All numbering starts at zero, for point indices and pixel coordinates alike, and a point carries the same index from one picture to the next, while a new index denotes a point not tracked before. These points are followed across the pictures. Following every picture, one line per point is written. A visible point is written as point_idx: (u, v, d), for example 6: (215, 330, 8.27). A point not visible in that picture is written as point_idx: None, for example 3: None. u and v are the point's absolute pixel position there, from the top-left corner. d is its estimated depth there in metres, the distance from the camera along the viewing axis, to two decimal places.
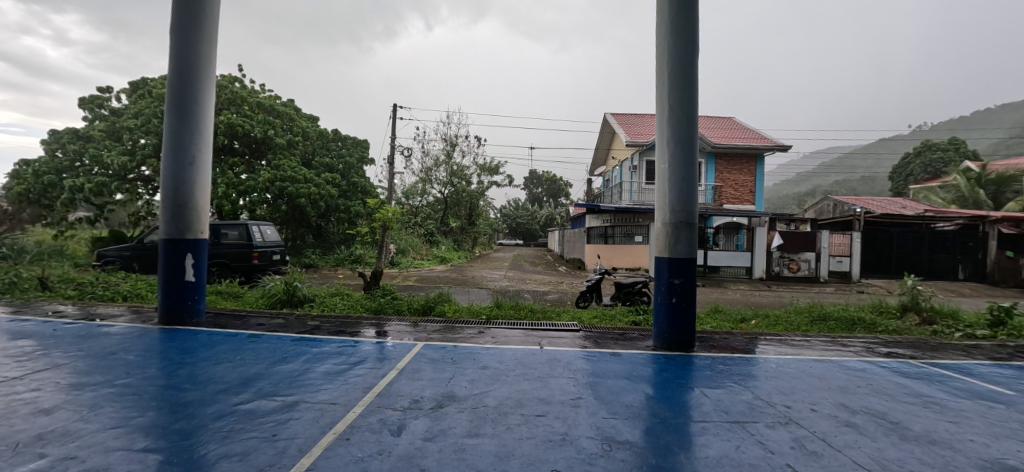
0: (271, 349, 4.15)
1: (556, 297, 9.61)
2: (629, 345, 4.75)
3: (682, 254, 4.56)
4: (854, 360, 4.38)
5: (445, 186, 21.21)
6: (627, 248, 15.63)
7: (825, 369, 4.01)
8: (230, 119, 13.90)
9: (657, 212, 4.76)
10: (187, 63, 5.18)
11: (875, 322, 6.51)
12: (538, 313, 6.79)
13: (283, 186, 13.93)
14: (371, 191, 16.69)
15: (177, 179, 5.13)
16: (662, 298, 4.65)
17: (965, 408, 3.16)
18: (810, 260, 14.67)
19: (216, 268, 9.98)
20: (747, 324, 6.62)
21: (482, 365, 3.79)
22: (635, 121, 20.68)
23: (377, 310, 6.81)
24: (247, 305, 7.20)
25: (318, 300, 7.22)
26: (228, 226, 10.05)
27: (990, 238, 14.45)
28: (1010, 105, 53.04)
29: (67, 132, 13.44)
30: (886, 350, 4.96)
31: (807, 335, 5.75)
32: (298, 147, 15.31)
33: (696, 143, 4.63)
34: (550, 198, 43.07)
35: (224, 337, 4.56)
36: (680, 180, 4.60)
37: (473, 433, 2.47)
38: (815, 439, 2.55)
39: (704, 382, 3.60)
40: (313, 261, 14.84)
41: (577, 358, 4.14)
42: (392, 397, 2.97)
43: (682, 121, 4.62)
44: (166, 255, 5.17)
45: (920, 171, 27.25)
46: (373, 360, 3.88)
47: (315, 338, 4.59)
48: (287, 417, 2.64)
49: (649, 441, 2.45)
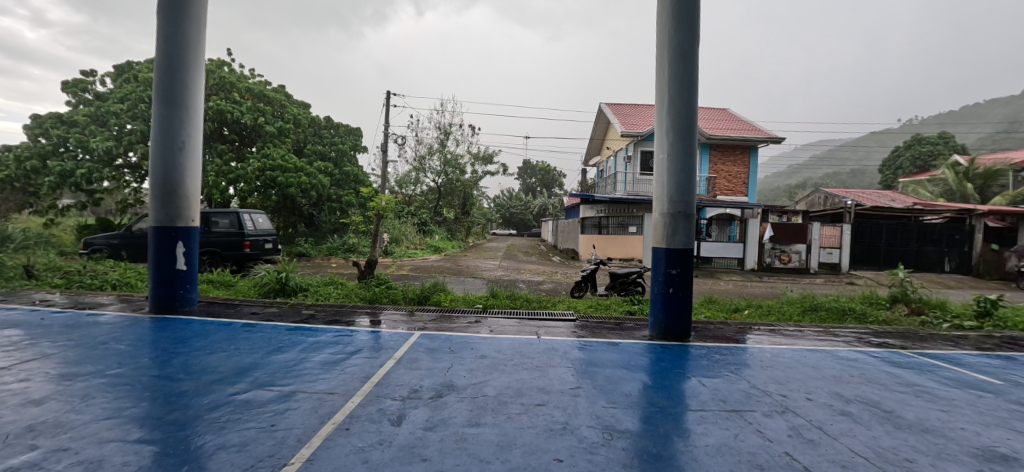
0: (265, 338, 4.10)
1: (551, 288, 9.62)
2: (626, 335, 4.76)
3: (679, 244, 4.56)
4: (846, 350, 4.44)
5: (439, 175, 20.98)
6: (620, 239, 15.59)
7: (820, 359, 4.04)
8: (218, 105, 13.66)
9: (655, 202, 4.74)
10: (175, 47, 5.02)
11: (865, 312, 6.62)
12: (534, 302, 6.79)
13: (273, 175, 13.74)
14: (364, 180, 16.54)
15: (166, 165, 4.99)
16: (658, 288, 4.66)
17: (955, 397, 3.22)
18: (801, 251, 14.97)
19: (207, 257, 9.82)
20: (740, 314, 6.71)
21: (480, 354, 3.77)
22: (630, 112, 20.62)
23: (372, 300, 6.78)
24: (239, 294, 7.14)
25: (311, 290, 7.16)
26: (219, 214, 9.90)
27: (976, 231, 14.67)
28: (998, 102, 53.96)
29: (49, 116, 13.02)
30: (877, 340, 5.04)
31: (800, 325, 5.82)
32: (290, 135, 15.03)
33: (695, 134, 4.59)
34: (543, 188, 42.88)
35: (217, 327, 4.49)
36: (679, 170, 4.58)
37: (474, 422, 2.46)
38: (812, 427, 2.57)
39: (701, 372, 3.62)
40: (306, 250, 14.69)
41: (574, 347, 4.14)
42: (390, 387, 2.95)
43: (683, 112, 4.58)
44: (155, 242, 5.04)
45: (908, 165, 27.66)
46: (369, 350, 3.85)
47: (309, 328, 4.53)
48: (284, 407, 2.61)
49: (648, 430, 2.46)
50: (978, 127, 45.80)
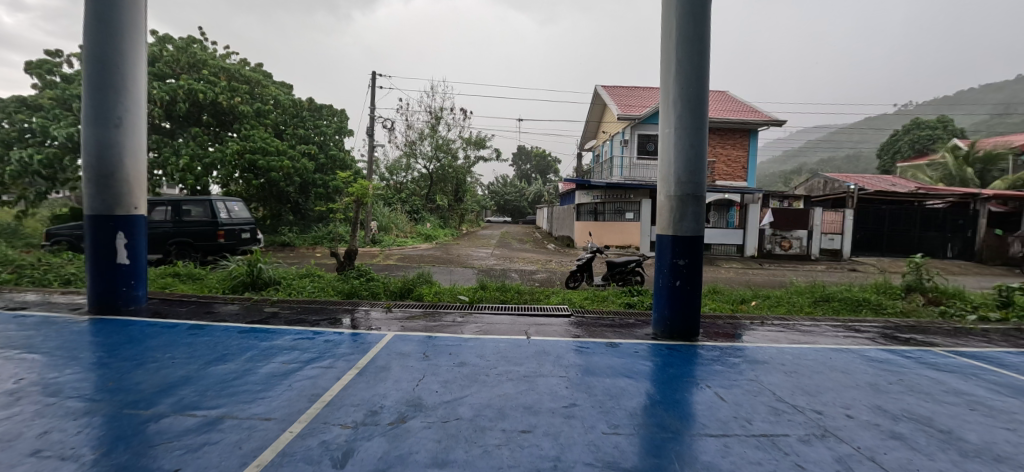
0: (211, 344, 3.52)
1: (545, 278, 9.09)
2: (626, 333, 4.23)
3: (687, 231, 4.01)
4: (873, 349, 3.95)
5: (430, 160, 20.18)
6: (617, 226, 15.07)
7: (848, 361, 3.56)
8: (191, 85, 12.87)
9: (660, 183, 4.18)
10: (105, 5, 4.34)
11: (882, 303, 6.15)
12: (526, 295, 6.24)
13: (253, 158, 13.06)
14: (351, 165, 15.82)
15: (101, 144, 4.35)
16: (664, 281, 4.12)
17: (1016, 410, 2.73)
18: (802, 238, 14.57)
19: (177, 247, 9.16)
20: (747, 306, 6.23)
21: (459, 361, 3.24)
22: (627, 94, 19.91)
23: (350, 294, 6.19)
24: (205, 289, 6.56)
25: (284, 283, 6.60)
26: (191, 202, 9.24)
27: (980, 215, 14.35)
28: (993, 86, 53.64)
29: (12, 100, 12.20)
30: (903, 336, 4.55)
31: (815, 318, 5.32)
32: (269, 116, 14.27)
33: (707, 106, 4.02)
34: (538, 175, 42.19)
35: (160, 329, 3.92)
36: (688, 146, 4.00)
37: (440, 461, 1.93)
38: (863, 459, 2.07)
39: (715, 379, 3.11)
40: (290, 240, 14.04)
41: (569, 350, 3.60)
42: (344, 409, 2.40)
43: (693, 79, 3.99)
44: (93, 233, 4.41)
45: (907, 149, 27.25)
46: (330, 356, 3.29)
47: (267, 329, 3.95)
48: (201, 442, 2.06)
49: (661, 468, 1.94)
50: (975, 110, 45.43)
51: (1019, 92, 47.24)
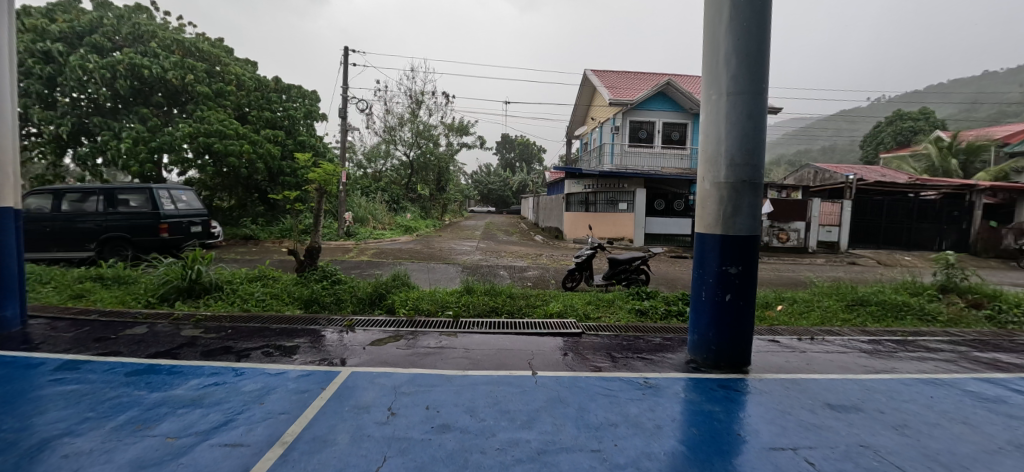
0: (73, 400, 2.40)
1: (537, 277, 8.11)
2: (659, 363, 3.27)
3: (742, 231, 3.07)
4: (971, 381, 3.09)
5: (410, 147, 18.84)
6: (610, 217, 14.18)
7: (957, 403, 2.68)
8: (133, 59, 11.28)
9: (705, 165, 3.23)
10: None
11: (924, 308, 5.39)
12: (521, 301, 5.20)
13: (208, 142, 11.54)
14: (322, 151, 14.44)
15: None
16: (709, 294, 3.18)
17: None
18: (800, 229, 13.98)
19: (111, 243, 7.81)
20: (775, 312, 5.38)
21: (443, 424, 2.22)
22: (618, 78, 18.89)
23: (308, 302, 5.06)
24: (130, 297, 5.34)
25: (229, 289, 5.44)
26: (127, 191, 7.88)
27: (976, 207, 13.93)
28: (962, 81, 54.78)
29: None
30: (984, 356, 3.72)
31: (866, 330, 4.49)
32: (230, 97, 12.69)
33: (767, 65, 3.07)
34: (523, 164, 41.04)
35: (12, 372, 2.76)
36: (745, 116, 3.03)
37: None
38: None
39: (809, 444, 2.16)
40: (253, 233, 12.69)
41: (592, 396, 2.61)
42: None
43: (754, 28, 3.02)
44: None
45: (890, 140, 27.18)
46: (246, 419, 2.21)
47: (173, 369, 2.84)
48: None
49: None
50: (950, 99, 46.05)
51: (989, 86, 48.39)
